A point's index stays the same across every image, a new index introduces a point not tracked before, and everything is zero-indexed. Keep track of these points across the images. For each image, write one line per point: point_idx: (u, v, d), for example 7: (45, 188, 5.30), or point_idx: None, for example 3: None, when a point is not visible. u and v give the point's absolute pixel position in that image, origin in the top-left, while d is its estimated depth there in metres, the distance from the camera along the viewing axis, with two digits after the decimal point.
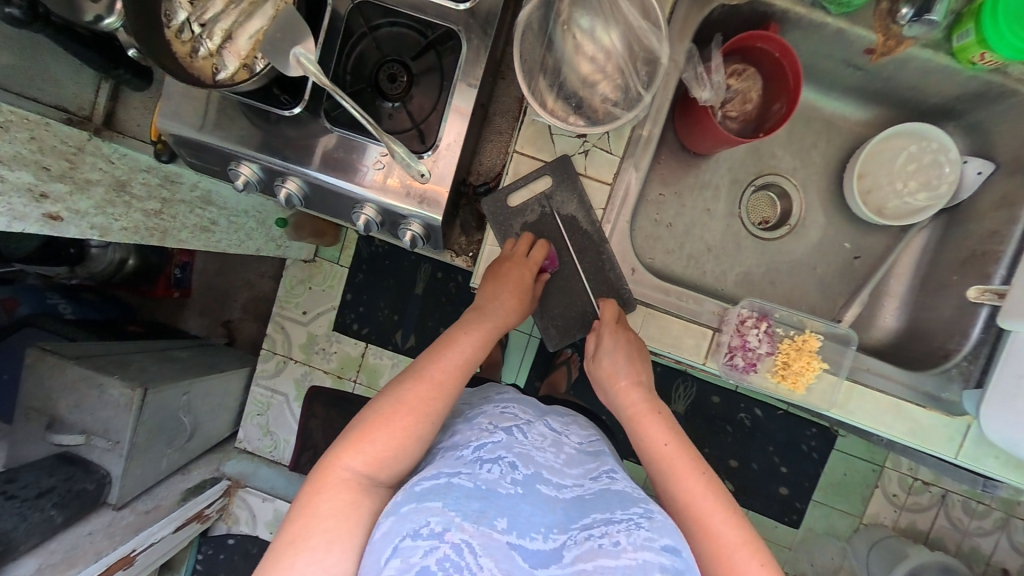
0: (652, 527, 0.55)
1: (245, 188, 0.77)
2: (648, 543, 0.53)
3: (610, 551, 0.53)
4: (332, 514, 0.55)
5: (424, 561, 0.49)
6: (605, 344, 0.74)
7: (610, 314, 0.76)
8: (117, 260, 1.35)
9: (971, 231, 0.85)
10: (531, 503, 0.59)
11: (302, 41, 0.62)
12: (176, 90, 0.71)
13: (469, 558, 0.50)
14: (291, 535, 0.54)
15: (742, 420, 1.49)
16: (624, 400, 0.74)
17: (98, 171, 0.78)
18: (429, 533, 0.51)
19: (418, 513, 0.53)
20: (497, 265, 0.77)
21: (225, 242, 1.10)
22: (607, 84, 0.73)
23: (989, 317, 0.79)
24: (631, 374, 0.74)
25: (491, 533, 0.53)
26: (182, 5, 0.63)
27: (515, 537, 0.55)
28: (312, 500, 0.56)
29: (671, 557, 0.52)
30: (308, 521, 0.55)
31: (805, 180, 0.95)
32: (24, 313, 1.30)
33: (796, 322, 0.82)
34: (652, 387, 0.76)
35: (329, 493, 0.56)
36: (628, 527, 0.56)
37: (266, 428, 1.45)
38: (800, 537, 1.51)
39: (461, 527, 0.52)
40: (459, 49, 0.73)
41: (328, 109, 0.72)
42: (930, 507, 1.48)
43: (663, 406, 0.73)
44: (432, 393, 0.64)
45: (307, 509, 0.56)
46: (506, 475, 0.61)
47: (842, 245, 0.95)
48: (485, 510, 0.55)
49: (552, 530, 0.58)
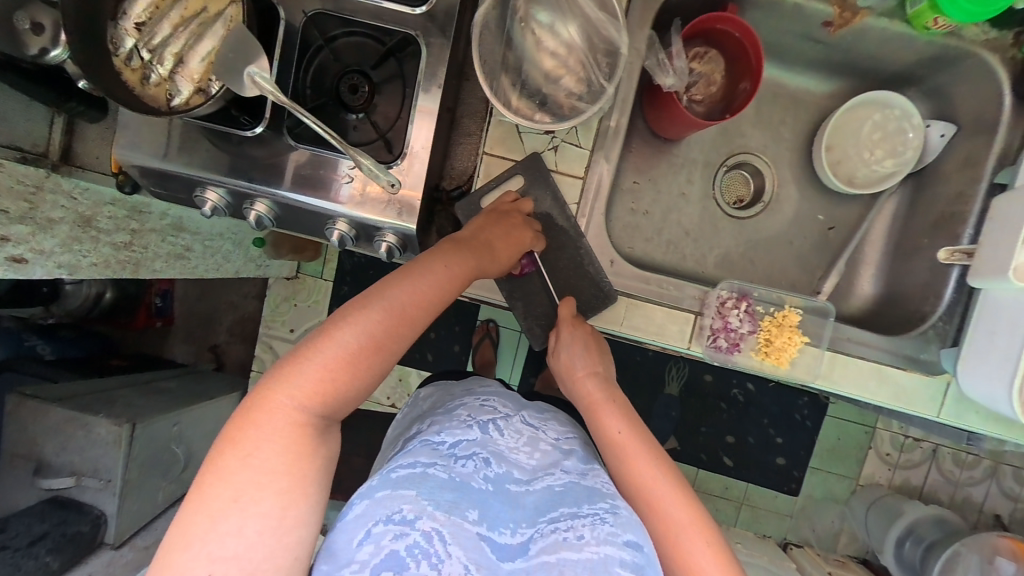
0: (615, 523, 0.56)
1: (213, 214, 0.75)
2: (610, 538, 0.54)
3: (573, 545, 0.53)
4: (274, 461, 0.51)
5: (392, 546, 0.49)
6: (562, 340, 0.78)
7: (566, 314, 0.78)
8: (92, 294, 1.32)
9: (938, 194, 0.86)
10: (501, 501, 0.59)
11: (255, 60, 0.61)
12: (132, 119, 0.70)
13: (438, 546, 0.50)
14: (221, 484, 0.49)
15: (735, 395, 1.51)
16: (580, 391, 0.76)
17: (61, 209, 0.76)
18: (400, 520, 0.51)
19: (392, 500, 0.52)
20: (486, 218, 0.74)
21: (203, 267, 1.08)
22: (571, 78, 0.73)
23: (961, 277, 0.80)
24: (589, 366, 0.77)
25: (462, 523, 0.53)
26: (129, 31, 0.62)
27: (485, 528, 0.54)
28: (247, 443, 0.51)
29: (632, 553, 0.53)
30: (244, 469, 0.49)
31: (776, 157, 0.96)
32: None
33: (776, 298, 0.84)
34: (611, 378, 0.78)
35: (269, 437, 0.51)
36: (593, 522, 0.56)
37: None
38: (800, 504, 1.54)
39: (433, 516, 0.52)
40: (419, 54, 0.72)
41: (290, 125, 0.71)
42: (922, 463, 1.52)
43: (619, 394, 0.75)
44: (392, 329, 0.59)
45: (241, 454, 0.50)
46: (479, 471, 0.60)
47: (816, 217, 0.96)
48: (457, 501, 0.55)
49: (520, 525, 0.57)
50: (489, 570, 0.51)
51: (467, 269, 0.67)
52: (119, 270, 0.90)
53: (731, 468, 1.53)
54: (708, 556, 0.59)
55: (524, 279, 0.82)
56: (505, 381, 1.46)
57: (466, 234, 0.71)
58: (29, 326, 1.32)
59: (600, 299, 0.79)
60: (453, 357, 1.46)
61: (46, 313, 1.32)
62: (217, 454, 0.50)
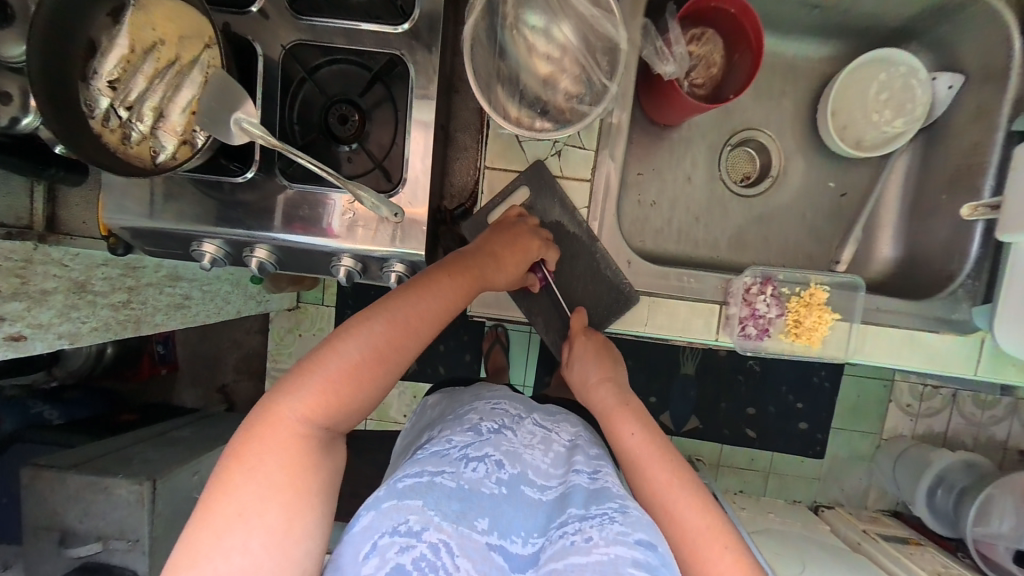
0: (625, 522, 0.50)
1: (213, 266, 0.72)
2: (621, 537, 0.48)
3: (581, 548, 0.48)
4: (278, 475, 0.45)
5: (398, 559, 0.45)
6: (576, 352, 0.76)
7: (578, 325, 0.77)
8: (94, 351, 1.34)
9: (951, 147, 0.84)
10: (514, 505, 0.54)
11: (242, 106, 0.58)
12: (116, 182, 0.68)
13: (446, 558, 0.46)
14: (221, 502, 0.43)
15: (752, 367, 1.50)
16: (597, 400, 0.73)
17: (53, 278, 0.74)
18: (406, 531, 0.46)
19: (397, 511, 0.48)
20: (499, 229, 0.70)
21: (205, 314, 1.06)
22: (569, 81, 0.69)
23: (986, 233, 0.79)
24: (600, 373, 0.74)
25: (469, 534, 0.49)
26: (103, 90, 0.59)
27: (495, 538, 0.50)
28: (250, 458, 0.45)
29: (644, 552, 0.48)
30: (246, 484, 0.44)
31: (780, 129, 0.93)
32: (8, 428, 1.23)
33: (800, 278, 0.80)
34: (627, 385, 0.74)
35: (271, 451, 0.45)
36: (601, 523, 0.50)
37: None
38: (827, 466, 1.54)
39: (439, 527, 0.47)
40: (407, 74, 0.69)
41: (282, 167, 0.68)
42: (942, 409, 1.51)
43: (636, 401, 0.71)
44: (405, 336, 0.53)
45: (241, 469, 0.45)
46: (490, 474, 0.55)
47: (826, 185, 0.94)
48: (465, 511, 0.50)
49: (532, 534, 0.53)
50: None
51: (478, 272, 0.63)
52: (121, 329, 0.88)
53: (755, 440, 1.52)
54: (729, 565, 0.54)
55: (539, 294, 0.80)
56: (521, 385, 1.45)
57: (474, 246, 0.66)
58: (32, 393, 1.28)
59: (622, 302, 0.76)
60: (465, 367, 1.45)
61: (48, 377, 1.30)
62: (217, 472, 0.45)
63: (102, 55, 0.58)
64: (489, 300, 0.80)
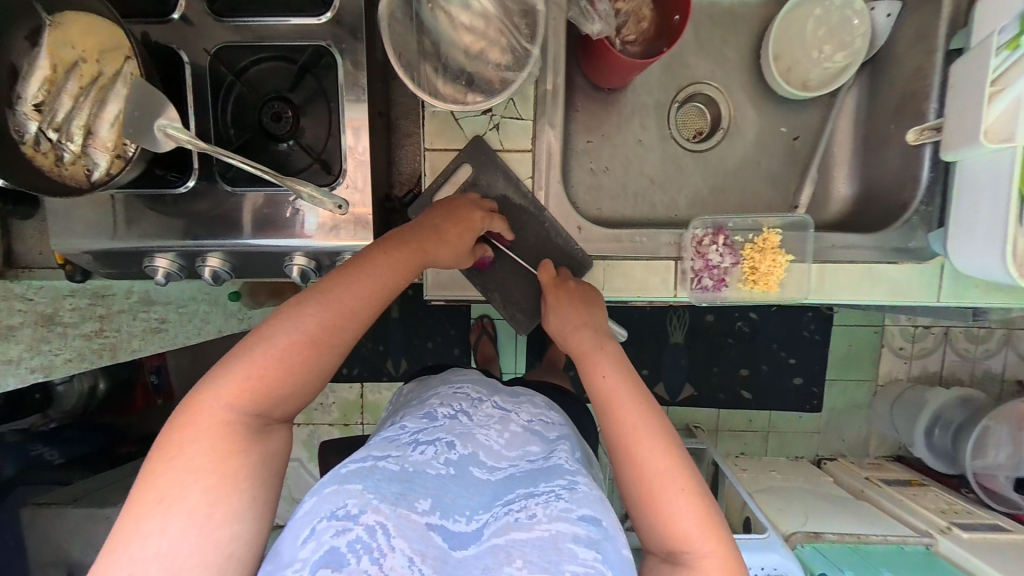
0: (571, 499, 0.53)
1: (168, 281, 0.73)
2: (564, 514, 0.51)
3: (523, 524, 0.50)
4: (201, 460, 0.46)
5: (332, 542, 0.44)
6: (551, 303, 0.73)
7: (548, 278, 0.75)
8: (87, 388, 1.32)
9: (896, 76, 0.84)
10: (461, 484, 0.56)
11: (163, 111, 0.59)
12: (63, 209, 0.69)
13: (381, 539, 0.45)
14: (141, 489, 0.44)
15: (740, 328, 1.50)
16: (574, 343, 0.69)
17: (19, 312, 0.77)
18: (343, 515, 0.46)
19: (336, 495, 0.48)
20: (441, 206, 0.71)
21: (186, 336, 1.08)
22: (494, 50, 0.70)
23: (934, 155, 0.78)
24: (576, 320, 0.70)
25: (408, 514, 0.48)
26: (30, 115, 0.59)
27: (437, 517, 0.50)
28: (173, 445, 0.46)
29: (586, 527, 0.50)
30: (166, 471, 0.45)
31: (727, 81, 0.93)
32: (8, 473, 1.17)
33: (752, 224, 0.82)
34: (605, 329, 0.70)
35: (195, 436, 0.47)
36: (546, 500, 0.53)
37: (292, 498, 1.57)
38: (825, 418, 1.55)
39: (377, 509, 0.47)
40: (335, 65, 0.69)
41: (221, 171, 0.69)
42: (936, 349, 1.52)
43: (613, 344, 0.67)
44: (335, 320, 0.55)
45: (163, 458, 0.45)
46: (439, 455, 0.57)
47: (779, 130, 0.93)
48: (405, 492, 0.51)
49: (476, 510, 0.54)
50: (439, 561, 0.46)
51: (416, 254, 0.64)
52: (98, 358, 0.91)
53: (751, 401, 1.53)
54: (687, 507, 0.52)
55: (493, 268, 0.81)
56: (511, 374, 1.48)
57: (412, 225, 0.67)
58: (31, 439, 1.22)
59: (576, 266, 0.79)
60: (454, 360, 1.46)
61: (43, 420, 1.23)
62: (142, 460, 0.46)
63: (25, 79, 0.59)
64: (444, 282, 0.82)
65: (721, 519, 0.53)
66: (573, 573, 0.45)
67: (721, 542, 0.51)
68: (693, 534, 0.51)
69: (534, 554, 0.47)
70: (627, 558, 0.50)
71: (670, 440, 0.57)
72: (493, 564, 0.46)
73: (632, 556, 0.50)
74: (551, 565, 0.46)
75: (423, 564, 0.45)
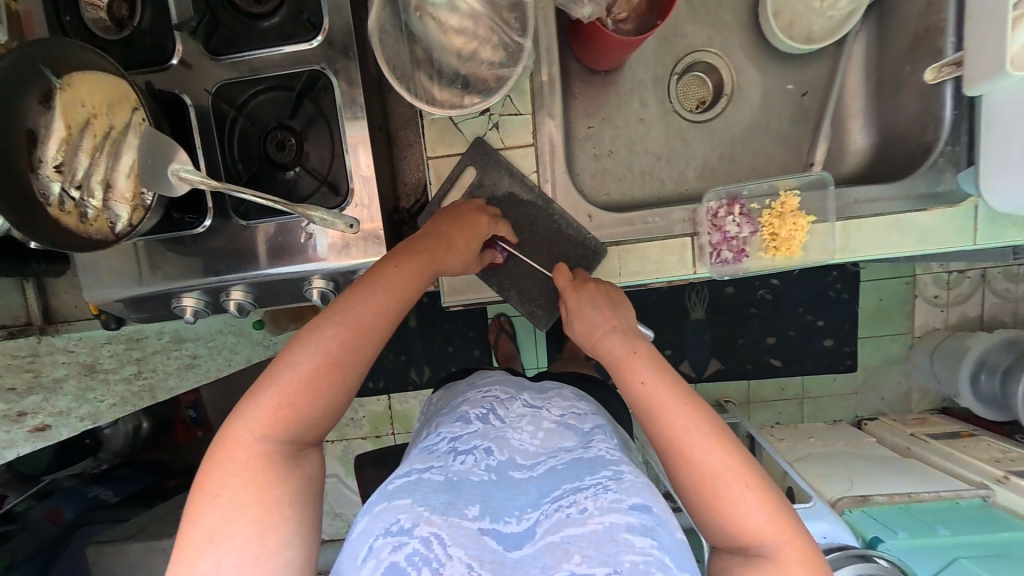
0: (619, 489, 0.53)
1: (196, 319, 0.76)
2: (615, 504, 0.51)
3: (576, 519, 0.50)
4: (243, 494, 0.47)
5: (391, 558, 0.45)
6: (572, 308, 0.71)
7: (565, 282, 0.74)
8: (131, 428, 1.50)
9: (906, 15, 0.79)
10: (503, 488, 0.56)
11: (175, 156, 0.61)
12: (91, 262, 0.72)
13: (438, 549, 0.46)
14: (190, 529, 0.46)
15: (763, 296, 1.47)
16: (604, 351, 0.65)
17: (63, 365, 0.79)
18: (397, 530, 0.47)
19: (388, 512, 0.50)
20: (446, 215, 0.71)
21: (217, 368, 1.12)
22: (487, 48, 0.69)
23: (956, 91, 0.74)
24: (605, 325, 0.67)
25: (460, 522, 0.49)
26: (51, 175, 0.60)
27: (488, 522, 0.51)
28: (213, 484, 0.48)
29: (639, 515, 0.50)
30: (212, 509, 0.46)
31: (725, 44, 0.90)
32: (70, 517, 1.27)
33: (768, 189, 0.80)
34: (632, 327, 0.67)
35: (232, 473, 0.48)
36: (595, 492, 0.52)
37: (334, 512, 1.62)
38: (860, 377, 1.51)
39: (429, 521, 0.48)
40: (332, 86, 0.70)
41: (234, 207, 0.71)
42: (973, 293, 1.45)
43: (644, 344, 0.64)
44: (353, 338, 0.56)
45: (206, 497, 0.47)
46: (479, 463, 0.58)
47: (785, 88, 0.90)
48: (454, 500, 0.52)
49: (524, 511, 0.54)
50: (496, 564, 0.47)
51: (424, 262, 0.64)
52: (139, 400, 0.95)
53: (781, 369, 1.50)
54: (754, 502, 0.52)
55: (508, 266, 0.81)
56: (535, 369, 1.48)
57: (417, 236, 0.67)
58: (86, 480, 1.38)
59: (590, 257, 0.79)
60: (476, 362, 1.48)
61: (97, 461, 1.46)
62: (186, 503, 0.47)
63: (44, 142, 0.60)
64: (460, 286, 0.83)
65: (787, 506, 0.53)
66: (632, 562, 0.45)
67: (793, 531, 0.51)
68: (765, 529, 0.51)
69: (591, 548, 0.47)
70: (680, 541, 0.51)
71: (723, 436, 0.56)
72: (551, 562, 0.46)
73: (686, 538, 0.52)
74: (609, 557, 0.46)
75: (482, 569, 0.46)
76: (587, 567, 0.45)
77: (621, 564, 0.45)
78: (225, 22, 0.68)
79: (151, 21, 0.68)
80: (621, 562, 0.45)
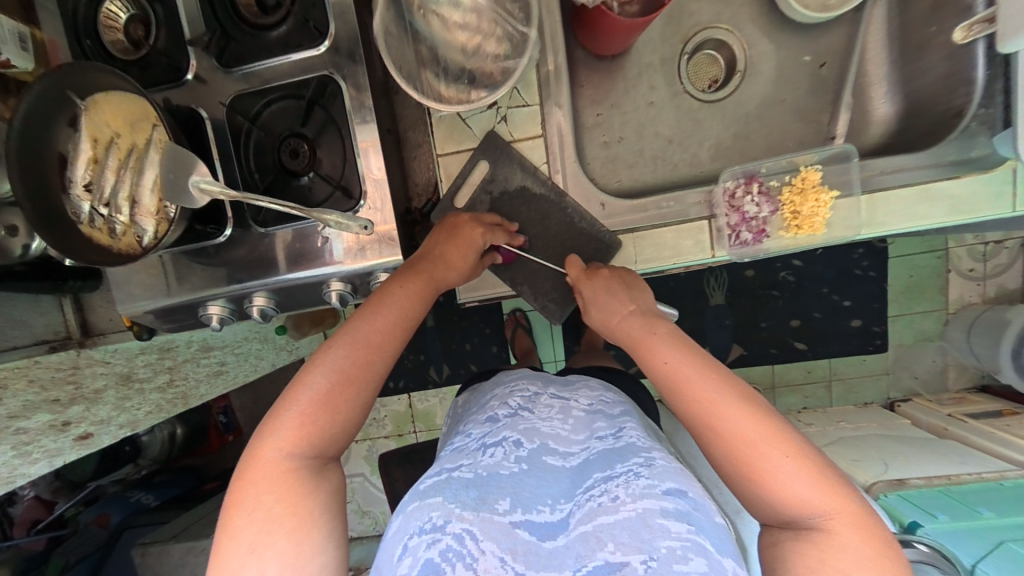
0: (651, 475, 0.53)
1: (222, 326, 0.78)
2: (648, 490, 0.50)
3: (608, 508, 0.50)
4: (277, 508, 0.49)
5: (427, 555, 0.46)
6: (586, 297, 0.71)
7: (577, 273, 0.74)
8: (167, 434, 1.55)
9: None
10: (536, 476, 0.56)
11: (195, 168, 0.63)
12: (122, 277, 0.75)
13: (471, 544, 0.46)
14: (229, 547, 0.47)
15: (785, 278, 1.43)
16: (623, 334, 0.65)
17: (102, 376, 0.86)
18: (431, 528, 0.48)
19: (422, 510, 0.50)
20: (450, 224, 0.72)
21: (244, 373, 1.18)
22: (490, 42, 0.69)
23: (989, 50, 0.70)
24: (621, 309, 0.67)
25: (491, 517, 0.49)
26: (81, 195, 0.63)
27: (520, 515, 0.51)
28: (248, 500, 0.50)
29: (673, 500, 0.50)
30: (249, 523, 0.48)
31: (736, 19, 0.86)
32: (115, 521, 1.42)
33: (787, 165, 0.78)
34: (653, 311, 0.67)
35: (265, 489, 0.50)
36: (626, 480, 0.52)
37: (362, 510, 1.66)
38: (892, 356, 1.46)
39: (461, 516, 0.49)
40: (340, 92, 0.70)
41: (253, 216, 0.73)
42: (1013, 263, 1.38)
43: (664, 322, 0.64)
44: (367, 355, 0.58)
45: (242, 513, 0.49)
46: (509, 455, 0.58)
47: (801, 60, 0.86)
48: (484, 496, 0.52)
49: (558, 501, 0.54)
50: (531, 555, 0.47)
51: (427, 283, 0.66)
52: (173, 406, 1.03)
53: (807, 352, 1.46)
54: (794, 469, 0.50)
55: (518, 261, 0.81)
56: (553, 362, 1.48)
57: (421, 253, 0.70)
58: (129, 485, 1.55)
59: (604, 248, 0.79)
60: (494, 357, 1.49)
61: (138, 467, 1.55)
62: (223, 519, 0.49)
63: (72, 163, 0.62)
64: (475, 283, 0.84)
65: (832, 471, 0.51)
66: (669, 547, 0.45)
67: (842, 492, 0.49)
68: (810, 498, 0.49)
69: (624, 535, 0.46)
70: (719, 524, 0.50)
71: (756, 402, 0.55)
72: (585, 552, 0.46)
73: (723, 523, 0.51)
74: (644, 543, 0.45)
75: (515, 562, 0.46)
76: (621, 555, 0.45)
77: (657, 550, 0.45)
78: (236, 37, 0.70)
79: (166, 41, 0.70)
80: (657, 548, 0.45)
